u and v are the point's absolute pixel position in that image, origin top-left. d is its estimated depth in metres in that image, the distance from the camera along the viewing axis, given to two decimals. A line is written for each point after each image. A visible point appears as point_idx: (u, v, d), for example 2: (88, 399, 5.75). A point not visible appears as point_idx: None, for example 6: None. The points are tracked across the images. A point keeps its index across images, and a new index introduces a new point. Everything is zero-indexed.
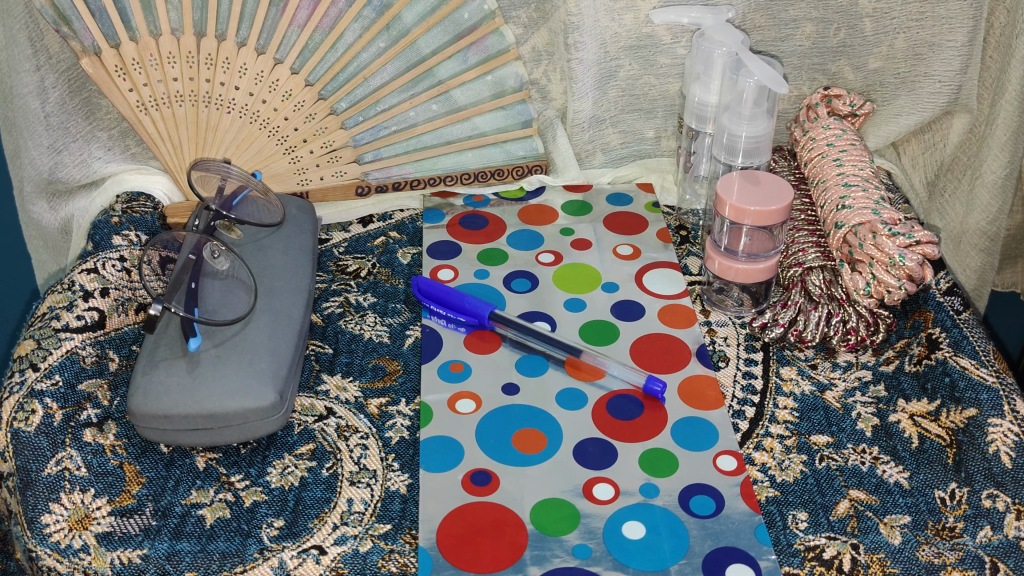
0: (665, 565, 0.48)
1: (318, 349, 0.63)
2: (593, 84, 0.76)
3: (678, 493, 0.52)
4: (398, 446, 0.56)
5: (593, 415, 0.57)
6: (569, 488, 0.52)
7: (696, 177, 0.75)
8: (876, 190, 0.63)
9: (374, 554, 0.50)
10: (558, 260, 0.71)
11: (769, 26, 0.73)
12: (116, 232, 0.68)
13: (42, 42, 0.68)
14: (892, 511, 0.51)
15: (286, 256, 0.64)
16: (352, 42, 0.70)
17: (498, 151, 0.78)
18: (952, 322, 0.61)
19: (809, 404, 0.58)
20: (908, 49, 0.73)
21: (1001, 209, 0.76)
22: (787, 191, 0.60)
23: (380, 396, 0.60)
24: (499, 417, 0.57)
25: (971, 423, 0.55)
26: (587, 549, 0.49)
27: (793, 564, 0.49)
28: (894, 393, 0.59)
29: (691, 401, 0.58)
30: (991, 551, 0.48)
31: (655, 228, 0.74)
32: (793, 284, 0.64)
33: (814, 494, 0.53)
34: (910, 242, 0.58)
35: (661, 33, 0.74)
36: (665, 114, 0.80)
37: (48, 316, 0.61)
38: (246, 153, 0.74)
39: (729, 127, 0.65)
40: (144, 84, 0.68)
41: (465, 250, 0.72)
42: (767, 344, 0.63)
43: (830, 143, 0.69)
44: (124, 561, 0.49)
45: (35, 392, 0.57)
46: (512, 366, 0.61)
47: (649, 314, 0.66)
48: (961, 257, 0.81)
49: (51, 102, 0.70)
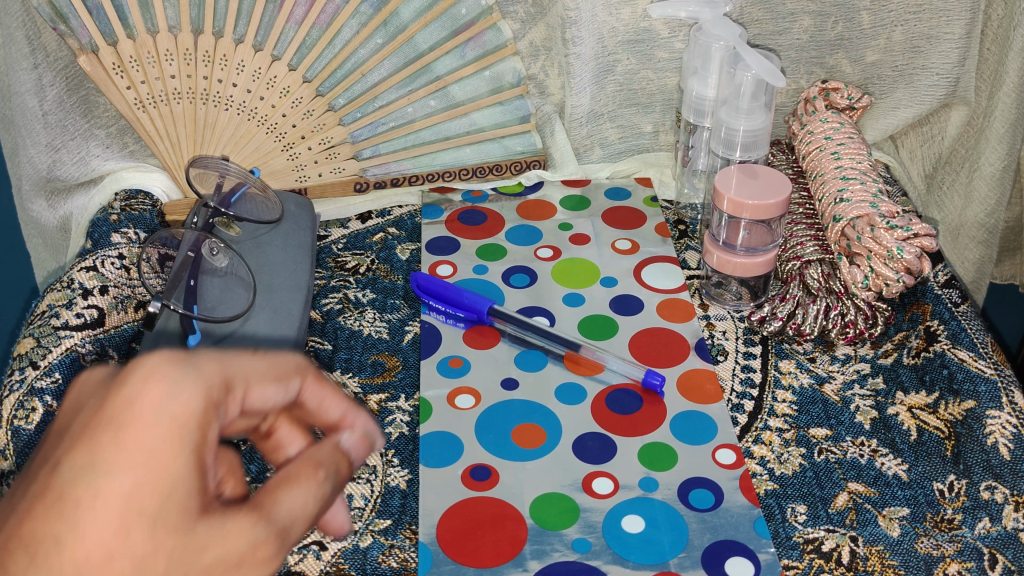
0: (665, 557, 0.48)
1: (317, 345, 0.63)
2: (591, 79, 0.76)
3: (678, 486, 0.52)
4: (398, 442, 0.56)
5: (593, 409, 0.57)
6: (568, 483, 0.53)
7: (695, 171, 0.75)
8: (874, 184, 0.63)
9: (375, 549, 0.50)
10: (556, 255, 0.71)
11: (767, 20, 0.73)
12: (116, 230, 0.68)
13: (40, 40, 0.68)
14: (891, 503, 0.51)
15: (285, 252, 0.65)
16: (349, 38, 0.71)
17: (496, 146, 0.78)
18: (950, 314, 0.61)
19: (808, 397, 0.59)
20: (905, 41, 0.73)
21: (999, 202, 0.76)
22: (785, 184, 0.60)
23: (380, 392, 0.60)
24: (498, 412, 0.57)
25: (969, 416, 0.55)
26: (586, 543, 0.49)
27: (792, 557, 0.49)
28: (893, 385, 0.59)
29: (690, 394, 0.59)
30: (989, 543, 0.49)
31: (654, 222, 0.74)
32: (791, 278, 0.64)
33: (813, 487, 0.53)
34: (908, 235, 0.58)
35: (658, 27, 0.74)
36: (664, 108, 0.80)
37: (48, 314, 0.61)
38: (244, 149, 0.74)
39: (727, 120, 0.65)
40: (142, 82, 0.68)
41: (464, 245, 0.72)
42: (767, 337, 0.63)
43: (829, 136, 0.68)
44: None
45: (36, 390, 0.57)
46: (512, 361, 0.61)
47: (648, 308, 0.66)
48: (960, 249, 0.81)
49: (48, 100, 0.70)
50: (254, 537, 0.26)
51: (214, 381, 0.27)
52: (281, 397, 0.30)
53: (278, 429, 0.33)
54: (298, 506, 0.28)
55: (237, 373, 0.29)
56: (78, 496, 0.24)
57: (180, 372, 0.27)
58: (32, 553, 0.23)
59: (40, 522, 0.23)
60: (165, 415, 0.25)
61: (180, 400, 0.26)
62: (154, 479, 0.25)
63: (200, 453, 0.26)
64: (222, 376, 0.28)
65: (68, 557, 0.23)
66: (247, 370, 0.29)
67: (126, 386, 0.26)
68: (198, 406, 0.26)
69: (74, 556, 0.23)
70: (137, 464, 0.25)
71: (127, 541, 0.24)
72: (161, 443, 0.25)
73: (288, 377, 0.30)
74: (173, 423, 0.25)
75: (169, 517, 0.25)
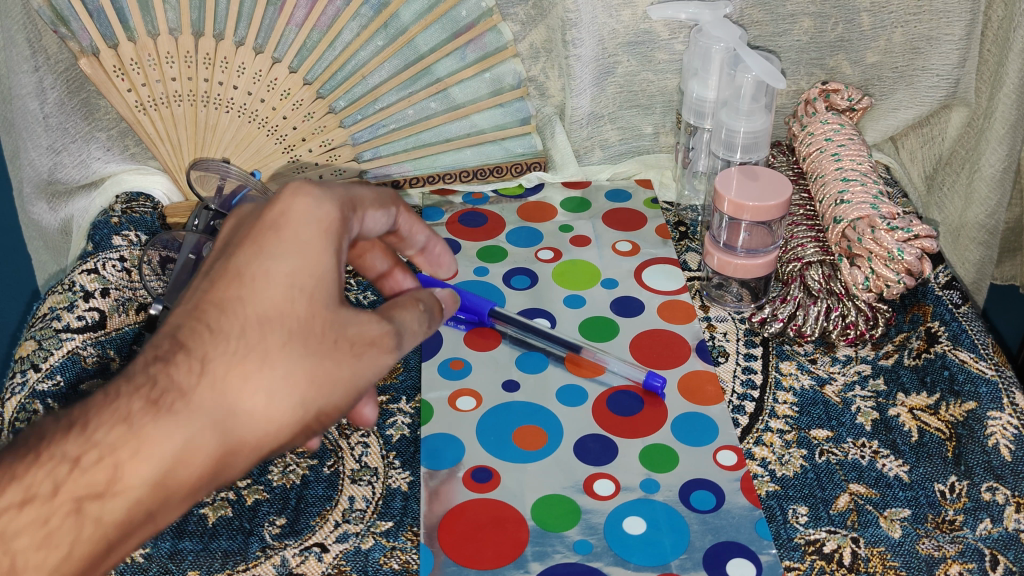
0: (666, 560, 0.48)
1: None
2: (591, 81, 0.76)
3: (678, 488, 0.52)
4: (399, 444, 0.56)
5: (593, 411, 0.57)
6: (569, 484, 0.53)
7: (695, 173, 0.75)
8: (874, 185, 0.63)
9: (376, 551, 0.50)
10: (557, 256, 0.71)
11: (767, 22, 0.73)
12: (116, 232, 0.68)
13: (40, 43, 0.68)
14: (892, 505, 0.51)
15: None
16: (350, 40, 0.71)
17: (497, 148, 0.78)
18: (952, 315, 0.61)
19: (809, 398, 0.59)
20: (905, 43, 0.73)
21: (1000, 202, 0.76)
22: (786, 185, 0.60)
23: (380, 394, 0.60)
24: (499, 414, 0.58)
25: (970, 416, 0.55)
26: (587, 545, 0.49)
27: (793, 558, 0.49)
28: (894, 386, 0.59)
29: (690, 396, 0.59)
30: (991, 544, 0.49)
31: (654, 224, 0.74)
32: (792, 279, 0.64)
33: (813, 489, 0.53)
34: (908, 236, 0.58)
35: (658, 29, 0.74)
36: (664, 110, 0.80)
37: (49, 316, 0.61)
38: (245, 151, 0.74)
39: (727, 122, 0.65)
40: (143, 85, 0.68)
41: (465, 247, 0.72)
42: (767, 338, 0.63)
43: (829, 138, 0.69)
44: (127, 560, 0.50)
45: (37, 393, 0.57)
46: (512, 363, 0.61)
47: (649, 310, 0.66)
48: (961, 250, 0.81)
49: (49, 103, 0.70)
50: (381, 328, 0.40)
51: (343, 199, 0.41)
52: (386, 224, 0.45)
53: (369, 253, 0.50)
54: (408, 321, 0.42)
55: (358, 198, 0.42)
56: (261, 268, 0.38)
57: (318, 192, 0.40)
58: (221, 309, 0.37)
59: (233, 287, 0.37)
60: (313, 220, 0.39)
61: (322, 209, 0.39)
62: (306, 267, 0.38)
63: (338, 247, 0.39)
64: (348, 198, 0.41)
65: (252, 311, 0.37)
66: (365, 197, 0.43)
67: (283, 202, 0.39)
68: (335, 216, 0.39)
69: (256, 310, 0.37)
70: (296, 254, 0.38)
71: (293, 306, 0.37)
72: (312, 238, 0.38)
73: (389, 206, 0.45)
74: (318, 225, 0.39)
75: (317, 294, 0.38)
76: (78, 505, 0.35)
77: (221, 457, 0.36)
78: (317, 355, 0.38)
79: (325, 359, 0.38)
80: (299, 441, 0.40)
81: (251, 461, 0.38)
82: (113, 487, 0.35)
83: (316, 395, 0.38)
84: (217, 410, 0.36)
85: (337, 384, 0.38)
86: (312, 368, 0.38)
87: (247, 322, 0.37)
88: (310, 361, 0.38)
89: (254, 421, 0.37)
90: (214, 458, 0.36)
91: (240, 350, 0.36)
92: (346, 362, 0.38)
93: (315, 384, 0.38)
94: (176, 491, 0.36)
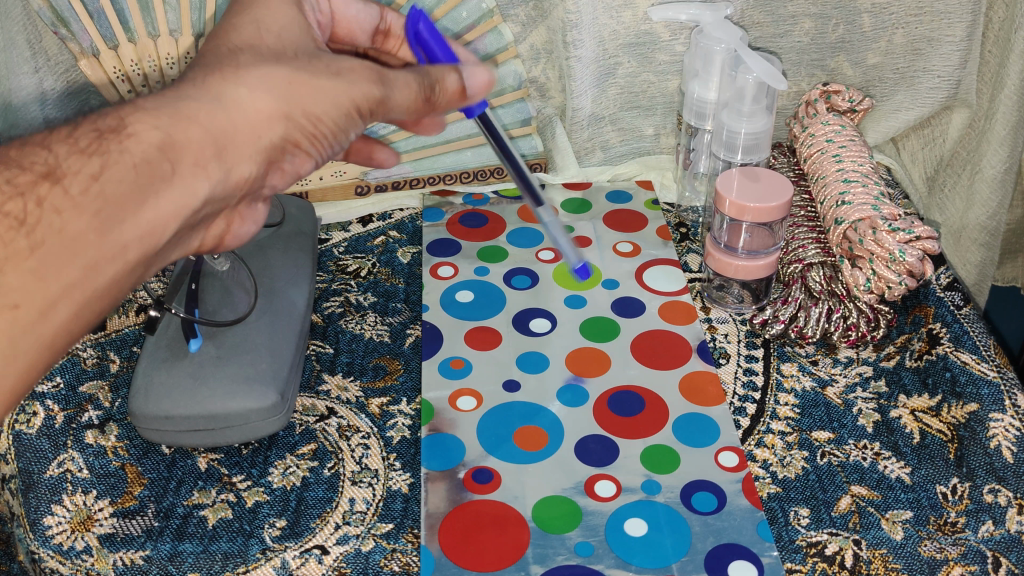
0: (667, 562, 0.48)
1: (319, 349, 0.63)
2: (593, 82, 0.76)
3: (680, 489, 0.52)
4: (399, 446, 0.56)
5: (594, 411, 0.57)
6: (570, 485, 0.53)
7: (696, 174, 0.75)
8: (876, 186, 0.63)
9: (377, 553, 0.50)
10: (557, 257, 0.71)
11: (767, 23, 0.73)
12: None
13: (41, 44, 0.67)
14: (894, 507, 0.51)
15: (286, 256, 0.65)
16: None
17: None
18: (952, 316, 0.61)
19: (810, 400, 0.59)
20: (906, 44, 0.73)
21: (1001, 203, 0.76)
22: (787, 187, 0.60)
23: (381, 396, 0.60)
24: (500, 414, 0.57)
25: (972, 418, 0.55)
26: (589, 546, 0.49)
27: (795, 560, 0.49)
28: (895, 388, 0.59)
29: (691, 396, 0.58)
30: (993, 546, 0.49)
31: (655, 225, 0.74)
32: (792, 281, 0.63)
33: (815, 491, 0.53)
34: (910, 237, 0.57)
35: (659, 31, 0.73)
36: (665, 111, 0.79)
37: None
38: None
39: (729, 123, 0.64)
40: (143, 86, 0.69)
41: (465, 248, 0.72)
42: (767, 340, 0.63)
43: (829, 139, 0.69)
44: (127, 562, 0.50)
45: (37, 394, 0.60)
46: (513, 363, 0.61)
47: (650, 311, 0.66)
48: (961, 251, 0.81)
49: (49, 105, 0.70)
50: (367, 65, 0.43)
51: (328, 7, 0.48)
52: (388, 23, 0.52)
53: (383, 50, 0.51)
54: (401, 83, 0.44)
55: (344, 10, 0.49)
56: (253, 26, 0.43)
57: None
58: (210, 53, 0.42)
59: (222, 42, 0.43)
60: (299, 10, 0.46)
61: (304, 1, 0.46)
62: (284, 31, 0.44)
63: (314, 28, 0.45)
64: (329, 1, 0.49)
65: (236, 46, 0.42)
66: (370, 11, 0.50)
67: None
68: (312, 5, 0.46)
69: (239, 46, 0.42)
70: (277, 22, 0.44)
71: (263, 40, 0.43)
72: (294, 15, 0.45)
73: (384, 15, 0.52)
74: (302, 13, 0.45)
75: (296, 45, 0.43)
76: (99, 133, 0.36)
77: (223, 138, 0.38)
78: (293, 66, 0.41)
79: (300, 71, 0.41)
80: (285, 147, 0.41)
81: (251, 154, 0.40)
82: (125, 128, 0.36)
83: (298, 95, 0.40)
84: (207, 93, 0.38)
85: (316, 93, 0.41)
86: (286, 71, 0.40)
87: (228, 51, 0.41)
88: (284, 68, 0.40)
89: (241, 108, 0.39)
90: (209, 137, 0.38)
91: (221, 61, 0.40)
92: (325, 76, 0.41)
93: (287, 86, 0.40)
94: (186, 154, 0.37)
